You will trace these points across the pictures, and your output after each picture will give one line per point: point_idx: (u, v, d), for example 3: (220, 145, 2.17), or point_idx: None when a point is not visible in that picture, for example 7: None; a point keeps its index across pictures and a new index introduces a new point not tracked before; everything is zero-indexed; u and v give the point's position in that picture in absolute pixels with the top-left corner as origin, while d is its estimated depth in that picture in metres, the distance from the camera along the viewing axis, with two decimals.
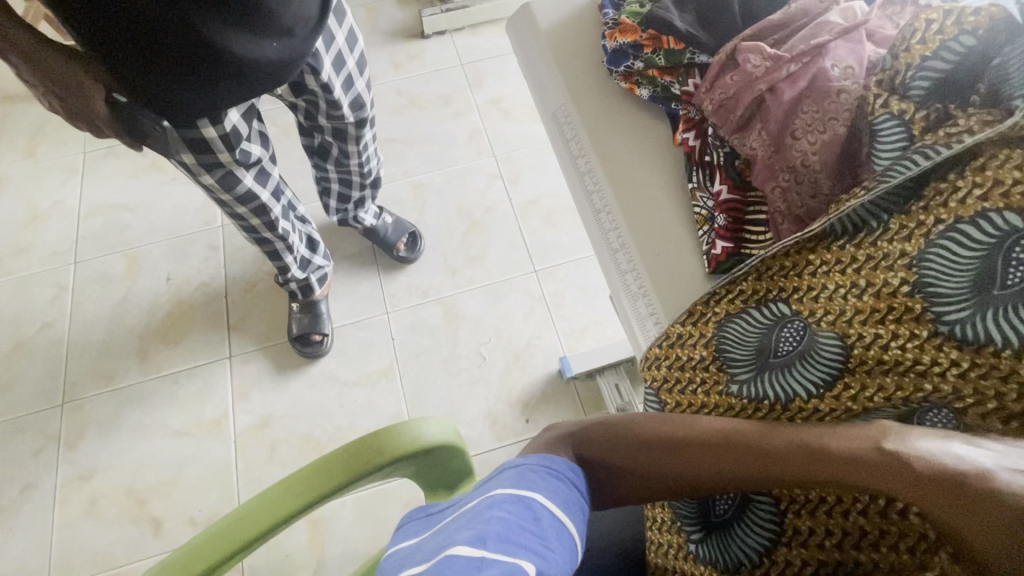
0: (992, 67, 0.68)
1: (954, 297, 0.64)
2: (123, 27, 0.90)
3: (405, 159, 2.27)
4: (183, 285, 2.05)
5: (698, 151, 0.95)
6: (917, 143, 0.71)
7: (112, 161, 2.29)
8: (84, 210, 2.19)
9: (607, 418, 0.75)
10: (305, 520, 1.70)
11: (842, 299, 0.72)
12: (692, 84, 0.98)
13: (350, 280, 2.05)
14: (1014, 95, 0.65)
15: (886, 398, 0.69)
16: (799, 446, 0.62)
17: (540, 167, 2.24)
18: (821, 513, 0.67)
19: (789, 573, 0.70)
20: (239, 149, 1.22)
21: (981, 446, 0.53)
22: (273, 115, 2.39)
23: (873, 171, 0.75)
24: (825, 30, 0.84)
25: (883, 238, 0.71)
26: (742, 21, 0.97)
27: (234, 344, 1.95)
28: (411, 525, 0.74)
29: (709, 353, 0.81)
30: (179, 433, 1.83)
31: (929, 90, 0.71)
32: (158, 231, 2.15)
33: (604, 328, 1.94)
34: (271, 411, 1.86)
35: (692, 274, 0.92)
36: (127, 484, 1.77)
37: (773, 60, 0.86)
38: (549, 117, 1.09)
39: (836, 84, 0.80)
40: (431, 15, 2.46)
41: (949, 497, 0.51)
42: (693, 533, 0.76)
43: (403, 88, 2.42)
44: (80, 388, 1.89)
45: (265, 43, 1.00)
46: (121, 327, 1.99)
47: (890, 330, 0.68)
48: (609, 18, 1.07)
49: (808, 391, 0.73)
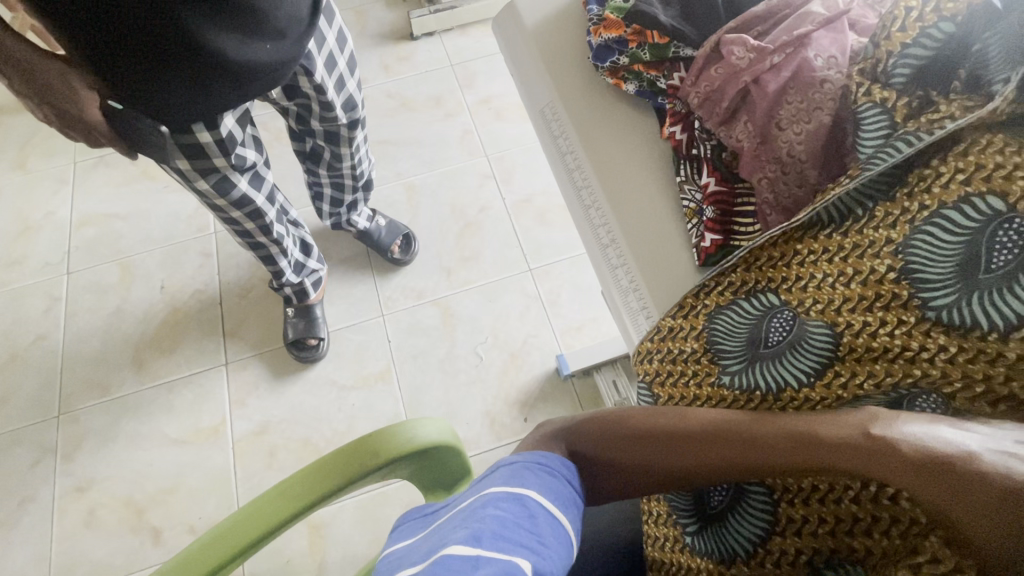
0: (973, 54, 0.70)
1: (941, 283, 0.66)
2: (115, 33, 0.90)
3: (397, 161, 2.27)
4: (178, 293, 2.05)
5: (685, 144, 0.97)
6: (900, 131, 0.73)
7: (103, 170, 2.28)
8: (75, 221, 2.18)
9: (603, 411, 0.77)
10: (305, 525, 1.71)
11: (830, 288, 0.73)
12: (677, 77, 0.99)
13: (345, 284, 2.05)
14: (994, 80, 0.67)
15: (876, 383, 0.70)
16: (791, 431, 0.64)
17: (533, 166, 2.25)
18: (814, 502, 0.68)
19: (784, 562, 0.71)
20: (235, 154, 1.22)
21: (967, 430, 0.55)
22: (264, 120, 2.39)
23: (858, 159, 0.77)
24: (807, 20, 0.85)
25: (870, 225, 0.72)
26: (726, 14, 0.99)
27: (230, 350, 1.95)
28: (408, 525, 0.75)
29: (700, 345, 0.82)
30: (177, 442, 1.83)
31: (910, 78, 0.73)
32: (151, 239, 2.14)
33: (600, 325, 1.96)
34: (269, 417, 1.86)
35: (682, 267, 0.94)
36: (126, 494, 1.76)
37: (756, 52, 0.87)
38: (537, 115, 1.11)
39: (820, 74, 0.81)
40: (419, 17, 2.47)
41: (938, 478, 0.53)
42: (689, 525, 0.79)
43: (394, 91, 2.42)
44: (75, 399, 1.88)
45: (257, 44, 1.00)
46: (115, 337, 1.98)
47: (878, 317, 0.70)
48: (593, 14, 1.07)
49: (799, 380, 0.75)
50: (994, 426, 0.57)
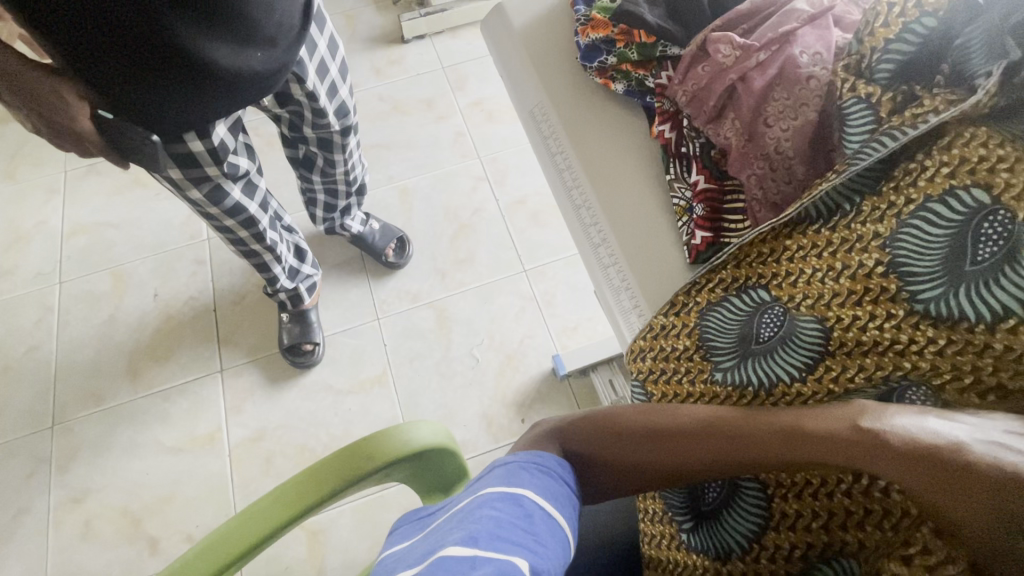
0: (956, 48, 0.70)
1: (928, 276, 0.66)
2: (105, 42, 0.89)
3: (389, 165, 2.27)
4: (171, 301, 2.04)
5: (674, 143, 0.97)
6: (884, 126, 0.73)
7: (94, 178, 2.27)
8: (67, 230, 2.17)
9: (595, 410, 0.77)
10: (304, 531, 1.70)
11: (820, 283, 0.74)
12: (665, 76, 0.99)
13: (340, 288, 2.05)
14: (976, 74, 0.68)
15: (867, 377, 0.71)
16: (783, 425, 0.64)
17: (526, 167, 2.25)
18: (807, 496, 0.69)
19: (779, 558, 0.71)
20: (227, 162, 1.22)
21: (955, 421, 0.56)
22: (255, 126, 2.38)
23: (844, 154, 0.77)
24: (792, 18, 0.86)
25: (857, 220, 0.73)
26: (711, 13, 0.99)
27: (225, 357, 1.94)
28: (404, 528, 0.75)
29: (692, 342, 0.83)
30: (172, 450, 1.82)
31: (894, 73, 0.74)
32: (143, 247, 2.13)
33: (596, 324, 1.96)
34: (265, 423, 1.85)
35: (674, 266, 0.94)
36: (122, 504, 1.75)
37: (742, 49, 0.88)
38: (526, 116, 1.11)
39: (806, 71, 0.82)
40: (410, 20, 2.47)
41: (928, 469, 0.53)
42: (685, 522, 0.79)
43: (385, 94, 2.42)
44: (69, 409, 1.87)
45: (249, 52, 1.00)
46: (109, 346, 1.97)
47: (867, 311, 0.70)
48: (581, 14, 1.08)
49: (790, 375, 0.75)
50: (982, 416, 0.57)
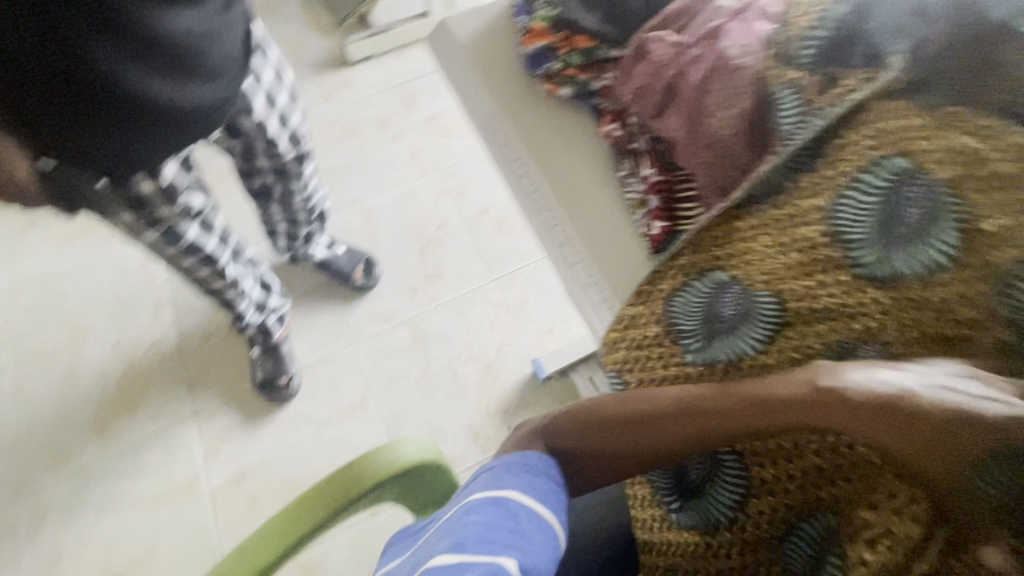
0: (864, 31, 0.79)
1: (866, 240, 0.72)
2: (41, 90, 0.87)
3: (349, 188, 2.26)
4: (133, 348, 1.96)
5: (623, 140, 1.02)
6: (814, 106, 0.79)
7: (37, 229, 2.17)
8: (12, 286, 2.06)
9: (572, 405, 0.78)
10: (297, 568, 1.66)
11: (772, 258, 0.78)
12: (607, 78, 1.04)
13: (310, 316, 2.02)
14: (885, 53, 0.76)
15: (824, 342, 0.73)
16: (748, 396, 0.67)
17: (486, 177, 2.27)
18: (782, 459, 0.72)
19: (764, 524, 0.74)
20: (179, 201, 1.19)
21: (905, 371, 0.59)
22: (206, 160, 2.33)
23: (779, 135, 0.82)
24: (718, 14, 0.92)
25: (800, 196, 0.77)
26: (646, 12, 1.03)
27: (196, 400, 1.88)
28: (399, 544, 0.75)
29: (661, 328, 0.86)
30: (149, 502, 1.74)
31: (817, 55, 0.81)
32: (97, 295, 2.05)
33: (570, 325, 1.99)
34: (246, 462, 1.80)
35: (635, 256, 0.98)
36: (99, 566, 1.67)
37: (676, 48, 0.94)
38: (479, 126, 1.14)
39: (735, 63, 0.86)
40: (355, 42, 2.47)
41: (884, 419, 0.57)
42: (673, 501, 0.82)
43: (338, 117, 2.41)
44: (32, 473, 1.77)
45: (191, 86, 0.99)
46: (69, 403, 1.88)
47: (817, 280, 0.74)
48: (522, 24, 1.12)
49: (754, 349, 0.78)
50: (927, 364, 0.61)
